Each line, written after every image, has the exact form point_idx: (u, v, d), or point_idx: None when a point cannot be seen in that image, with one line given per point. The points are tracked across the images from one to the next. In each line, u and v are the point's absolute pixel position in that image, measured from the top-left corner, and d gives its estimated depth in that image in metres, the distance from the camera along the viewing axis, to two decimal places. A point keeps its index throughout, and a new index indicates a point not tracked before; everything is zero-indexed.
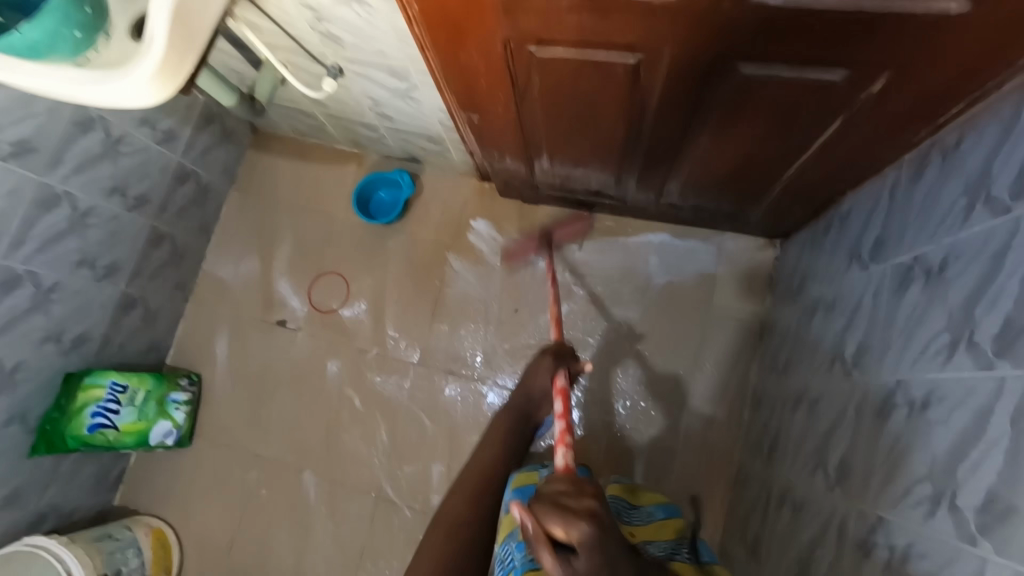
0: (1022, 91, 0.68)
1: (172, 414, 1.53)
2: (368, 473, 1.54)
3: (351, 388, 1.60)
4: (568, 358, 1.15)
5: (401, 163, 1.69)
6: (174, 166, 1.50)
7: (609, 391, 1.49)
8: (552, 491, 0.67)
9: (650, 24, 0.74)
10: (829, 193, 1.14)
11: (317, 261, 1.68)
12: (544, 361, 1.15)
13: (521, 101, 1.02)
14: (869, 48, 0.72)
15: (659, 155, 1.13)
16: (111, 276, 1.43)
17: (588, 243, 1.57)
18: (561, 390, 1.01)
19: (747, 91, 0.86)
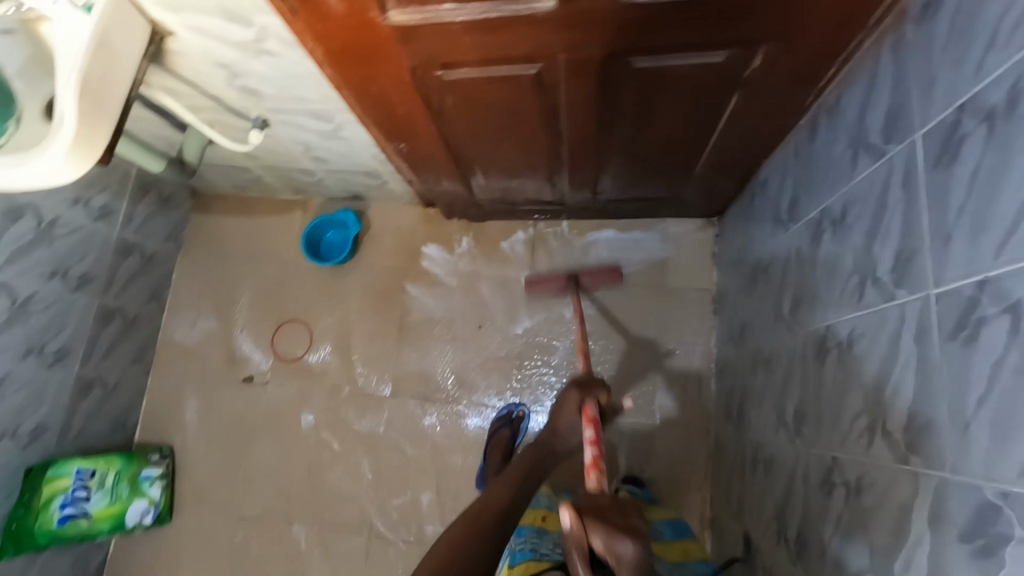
0: (876, 46, 0.75)
1: (147, 491, 1.49)
2: (358, 513, 1.52)
3: (329, 431, 1.58)
4: (596, 387, 1.11)
5: (345, 202, 1.71)
6: (114, 240, 1.49)
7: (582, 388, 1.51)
8: (596, 506, 0.71)
9: (539, 34, 0.79)
10: (747, 165, 1.20)
11: (276, 311, 1.68)
12: (570, 392, 1.11)
13: (442, 123, 1.06)
14: (739, 28, 0.78)
15: (584, 154, 1.18)
16: (62, 361, 1.40)
17: (539, 249, 1.61)
18: (592, 420, 1.02)
19: (645, 82, 0.91)
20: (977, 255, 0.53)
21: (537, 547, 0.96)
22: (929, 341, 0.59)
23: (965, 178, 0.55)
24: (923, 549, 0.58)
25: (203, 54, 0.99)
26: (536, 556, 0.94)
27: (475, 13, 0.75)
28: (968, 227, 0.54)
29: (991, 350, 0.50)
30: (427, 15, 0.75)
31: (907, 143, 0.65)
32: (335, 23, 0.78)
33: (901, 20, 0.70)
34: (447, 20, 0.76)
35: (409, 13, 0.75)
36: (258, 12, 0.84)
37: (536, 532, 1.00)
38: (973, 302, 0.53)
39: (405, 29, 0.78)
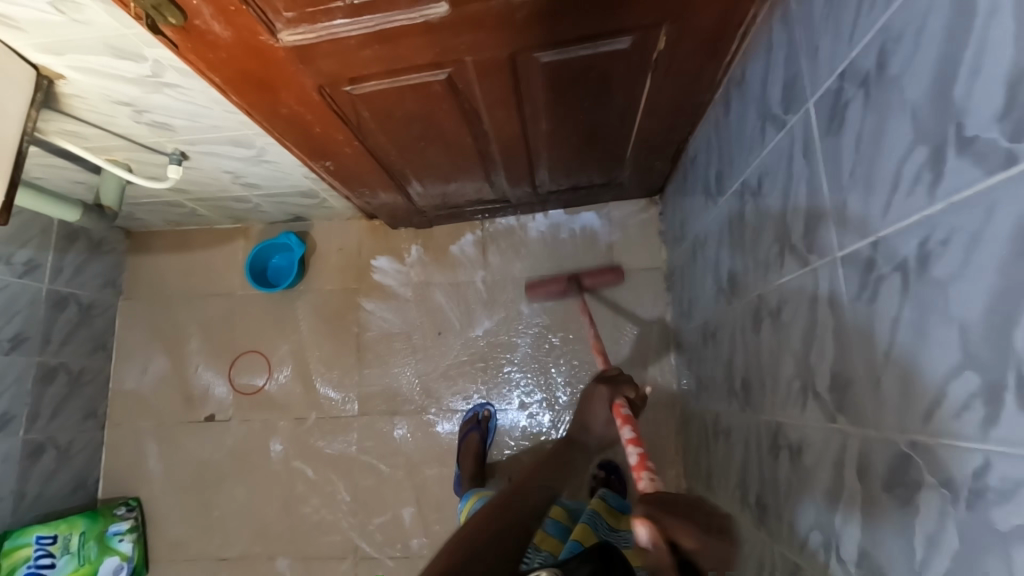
0: (768, 20, 0.77)
1: (117, 547, 1.45)
2: (340, 537, 1.50)
3: (299, 458, 1.56)
4: (624, 382, 1.04)
5: (287, 224, 1.67)
6: (45, 294, 1.42)
7: (547, 380, 1.52)
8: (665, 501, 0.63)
9: (438, 39, 0.78)
10: (675, 143, 1.22)
11: (230, 345, 1.63)
12: (600, 389, 1.03)
13: (364, 137, 1.05)
14: (636, 14, 0.79)
15: (514, 152, 1.19)
16: (6, 426, 1.33)
17: (489, 249, 1.61)
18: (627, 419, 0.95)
19: (557, 75, 0.92)
20: (869, 217, 0.55)
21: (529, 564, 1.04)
22: (840, 302, 0.61)
23: (851, 144, 0.57)
24: (856, 503, 0.60)
25: (101, 95, 0.95)
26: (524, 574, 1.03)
27: (369, 26, 0.73)
28: (859, 190, 0.56)
29: (889, 307, 0.52)
30: (321, 32, 0.73)
31: (803, 112, 0.67)
32: (227, 52, 0.75)
33: None
34: (342, 36, 0.74)
35: (302, 33, 0.73)
36: (146, 46, 0.81)
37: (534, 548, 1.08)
38: (871, 263, 0.55)
39: (300, 49, 0.76)
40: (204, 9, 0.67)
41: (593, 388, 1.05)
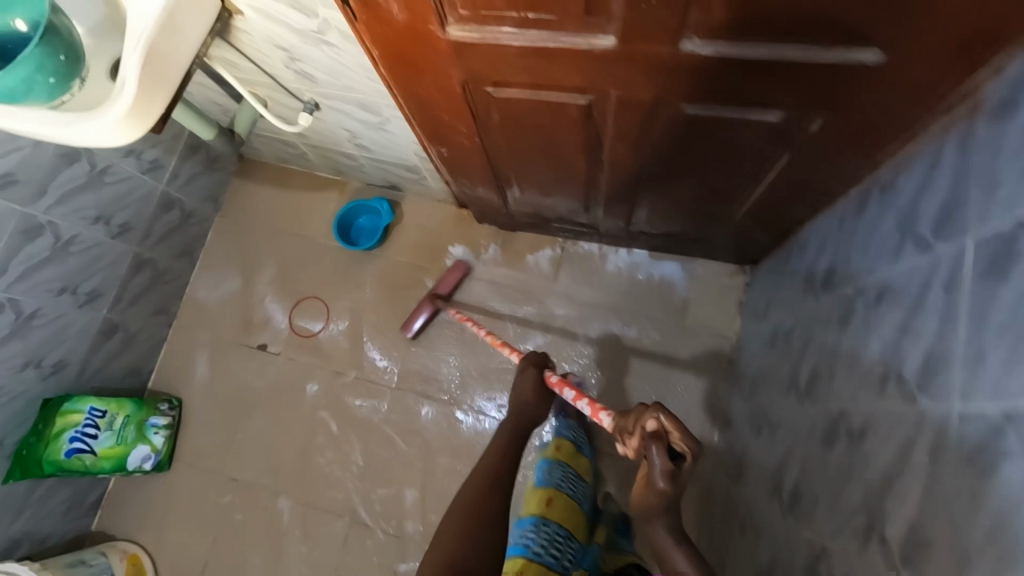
0: (942, 135, 0.71)
1: (150, 438, 1.55)
2: (342, 496, 1.54)
3: (328, 410, 1.62)
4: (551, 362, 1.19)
5: (381, 190, 1.73)
6: (158, 194, 1.54)
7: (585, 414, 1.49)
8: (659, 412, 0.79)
9: (592, 68, 0.78)
10: (787, 222, 1.17)
11: (298, 287, 1.71)
12: (530, 371, 1.16)
13: (485, 135, 1.06)
14: (799, 93, 0.76)
15: (622, 186, 1.17)
16: (93, 301, 1.45)
17: (563, 269, 1.60)
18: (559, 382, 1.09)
19: (694, 128, 0.89)
20: (1008, 383, 0.50)
21: (531, 543, 1.18)
22: (943, 457, 0.57)
23: (1010, 299, 0.52)
24: None
25: (266, 37, 1.02)
26: (531, 554, 1.16)
27: (533, 40, 0.74)
28: (1005, 351, 0.51)
29: (1008, 487, 0.48)
30: (485, 34, 0.75)
31: (958, 243, 0.62)
32: (395, 31, 0.78)
33: (974, 113, 0.66)
34: (504, 43, 0.76)
35: (468, 30, 0.75)
36: (323, 4, 0.85)
37: (540, 521, 1.22)
38: (997, 432, 0.50)
39: (461, 44, 0.77)
40: None
41: (522, 373, 1.18)
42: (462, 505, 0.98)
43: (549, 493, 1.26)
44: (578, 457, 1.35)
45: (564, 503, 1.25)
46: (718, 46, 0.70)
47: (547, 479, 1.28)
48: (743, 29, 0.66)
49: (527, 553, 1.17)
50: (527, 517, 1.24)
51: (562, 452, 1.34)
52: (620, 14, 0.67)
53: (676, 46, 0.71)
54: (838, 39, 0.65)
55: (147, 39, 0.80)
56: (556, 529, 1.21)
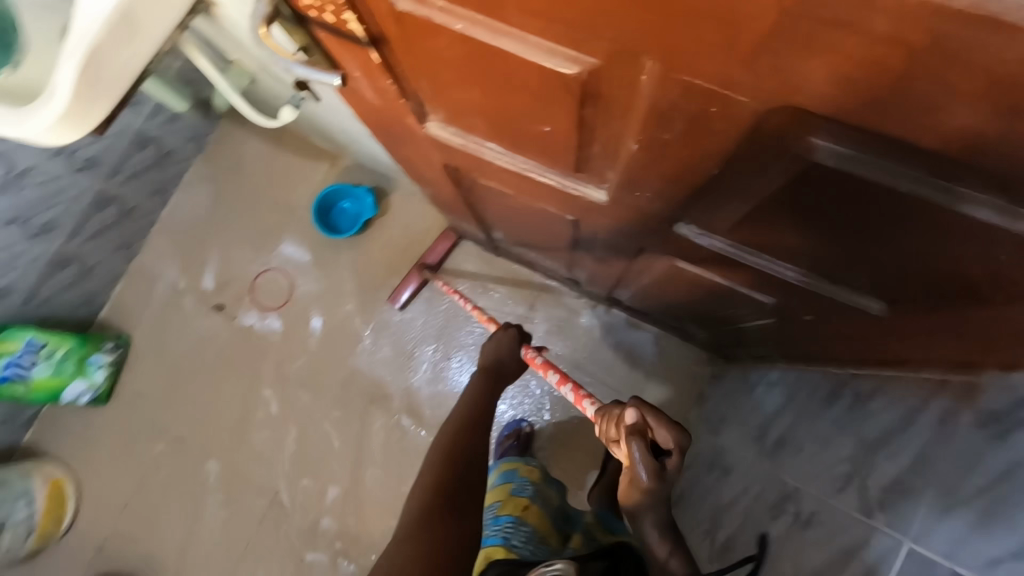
0: (926, 392, 0.65)
1: (91, 374, 1.55)
2: (268, 476, 1.56)
3: (271, 388, 1.60)
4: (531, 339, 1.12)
5: (371, 176, 1.64)
6: (133, 131, 1.42)
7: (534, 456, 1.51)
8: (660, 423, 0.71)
9: (581, 206, 0.68)
10: (762, 353, 1.11)
11: (268, 256, 1.65)
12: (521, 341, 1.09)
13: (470, 197, 0.97)
14: (796, 296, 0.68)
15: (604, 273, 1.10)
16: (45, 234, 1.37)
17: (537, 309, 1.54)
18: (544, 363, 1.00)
19: (683, 271, 0.81)
20: None
21: (510, 536, 0.93)
22: None
23: None
24: None
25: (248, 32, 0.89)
26: (508, 544, 0.90)
27: (518, 165, 0.64)
28: None
29: None
30: (467, 144, 0.65)
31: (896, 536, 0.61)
32: (371, 107, 0.67)
33: (966, 394, 0.59)
34: (487, 157, 0.66)
35: (448, 133, 0.64)
36: None
37: (512, 517, 0.98)
38: None
39: (441, 141, 0.67)
40: (363, 81, 0.59)
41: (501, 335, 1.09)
42: (430, 472, 0.90)
43: (522, 501, 1.04)
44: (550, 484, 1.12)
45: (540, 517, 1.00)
46: (715, 241, 0.61)
47: (522, 490, 1.09)
48: (744, 238, 0.57)
49: (502, 542, 0.91)
50: (503, 517, 0.99)
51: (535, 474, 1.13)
52: (612, 184, 0.57)
53: (669, 225, 0.62)
54: (846, 283, 0.57)
55: (91, 38, 0.68)
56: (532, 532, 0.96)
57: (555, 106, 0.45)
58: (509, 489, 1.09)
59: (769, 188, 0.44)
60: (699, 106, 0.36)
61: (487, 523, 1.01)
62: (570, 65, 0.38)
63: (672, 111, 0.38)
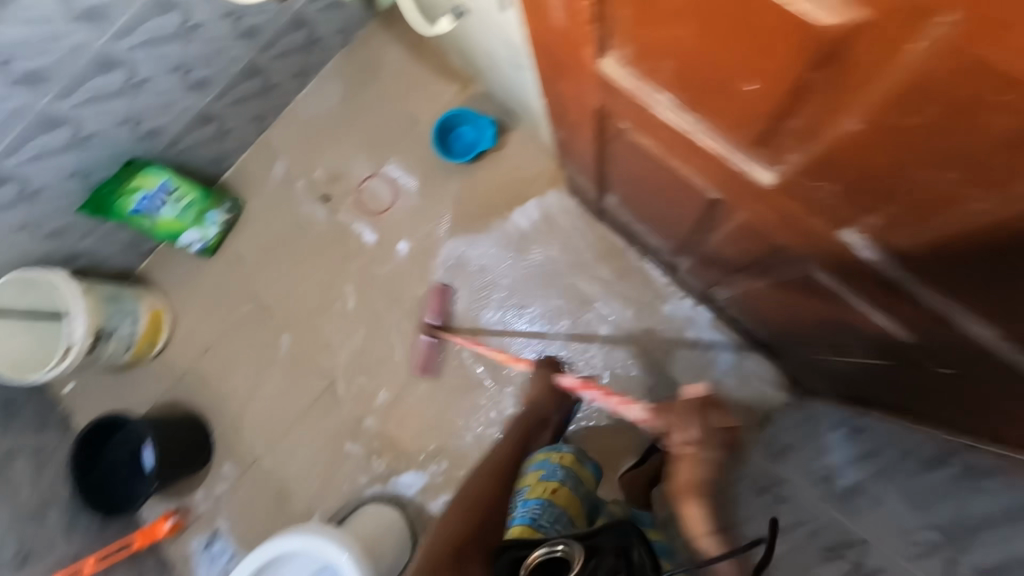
0: None
1: (204, 227, 1.69)
2: (330, 363, 1.67)
3: (353, 284, 1.69)
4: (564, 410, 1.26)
5: (497, 109, 1.63)
6: (293, 10, 1.48)
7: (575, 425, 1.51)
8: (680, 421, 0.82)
9: (737, 185, 0.64)
10: (858, 392, 1.04)
11: (381, 162, 1.71)
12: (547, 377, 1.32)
13: (604, 149, 0.94)
14: (947, 343, 0.61)
15: (713, 264, 1.05)
16: (199, 88, 1.48)
17: (622, 284, 1.51)
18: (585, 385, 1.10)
19: (812, 284, 0.76)
20: None
21: (538, 520, 1.03)
22: None
23: None
24: None
25: None
26: (534, 526, 1.01)
27: (687, 124, 0.61)
28: None
29: None
30: (641, 88, 0.62)
31: None
32: (551, 29, 0.65)
33: None
34: (656, 109, 0.63)
35: (624, 74, 0.62)
36: None
37: (542, 503, 1.06)
38: None
39: (610, 80, 0.65)
40: None
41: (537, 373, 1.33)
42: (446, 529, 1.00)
43: (553, 483, 1.10)
44: (584, 465, 1.16)
45: (570, 500, 1.08)
46: (882, 259, 0.56)
47: (552, 471, 1.13)
48: (923, 262, 0.52)
49: (530, 524, 1.02)
50: (531, 498, 1.07)
51: (567, 456, 1.15)
52: (791, 166, 0.53)
53: (834, 228, 0.57)
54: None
55: None
56: (561, 514, 1.05)
57: (776, 63, 0.43)
58: (538, 471, 1.13)
59: (1000, 204, 0.40)
60: (976, 84, 0.33)
61: (515, 503, 1.09)
62: (832, 12, 0.36)
63: (935, 84, 0.35)
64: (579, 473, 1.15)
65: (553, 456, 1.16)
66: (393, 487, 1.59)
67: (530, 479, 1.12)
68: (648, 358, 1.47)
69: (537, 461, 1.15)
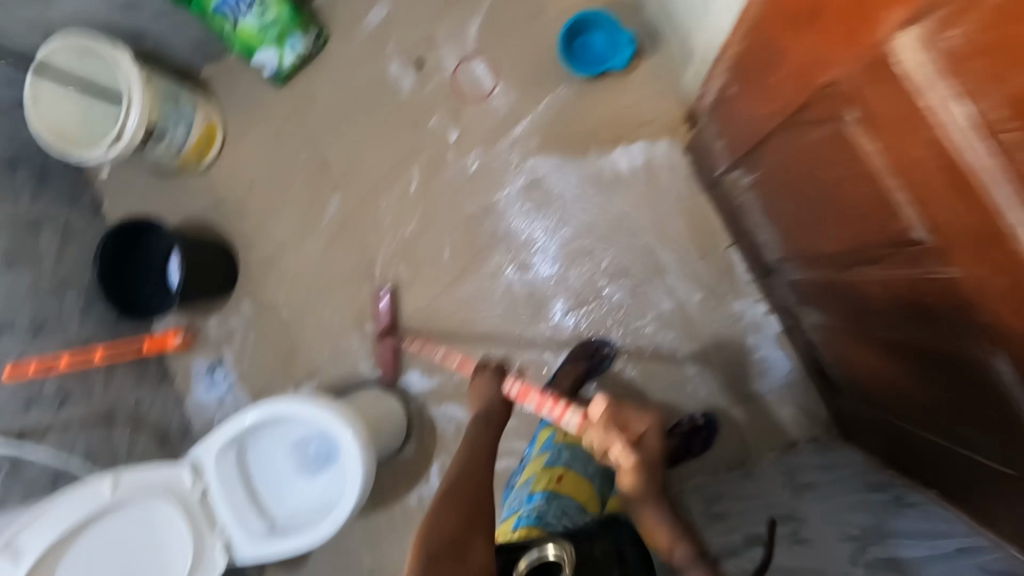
0: None
1: (282, 52, 1.53)
2: (375, 240, 1.59)
3: (421, 168, 1.57)
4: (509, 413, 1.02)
5: (639, 28, 1.42)
6: None
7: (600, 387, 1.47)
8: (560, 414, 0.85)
9: (976, 242, 0.53)
10: (924, 468, 0.98)
11: (490, 44, 1.52)
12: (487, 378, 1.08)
13: (782, 130, 0.80)
14: None
15: (833, 294, 0.95)
16: None
17: (700, 266, 1.41)
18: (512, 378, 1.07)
19: (968, 371, 0.67)
20: None
21: (542, 514, 1.03)
22: None
23: None
24: None
25: None
26: (537, 522, 1.01)
27: (963, 156, 0.49)
28: None
29: None
30: (927, 89, 0.49)
31: None
32: None
33: None
34: (930, 119, 0.51)
35: (915, 63, 0.49)
36: None
37: (549, 496, 1.07)
38: None
39: (891, 61, 0.52)
40: None
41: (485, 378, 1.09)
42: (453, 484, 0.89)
43: (558, 471, 1.11)
44: (588, 444, 1.18)
45: (576, 482, 1.09)
46: None
47: (558, 457, 1.14)
48: None
49: (535, 521, 1.02)
50: (536, 492, 1.09)
51: (570, 435, 1.17)
52: None
53: None
54: None
55: None
56: (566, 504, 1.06)
57: None
58: (545, 460, 1.15)
59: None
60: None
61: (522, 498, 1.10)
62: None
63: None
64: (584, 455, 1.16)
65: (561, 443, 1.17)
66: (401, 380, 1.59)
67: (537, 471, 1.14)
68: (696, 349, 1.40)
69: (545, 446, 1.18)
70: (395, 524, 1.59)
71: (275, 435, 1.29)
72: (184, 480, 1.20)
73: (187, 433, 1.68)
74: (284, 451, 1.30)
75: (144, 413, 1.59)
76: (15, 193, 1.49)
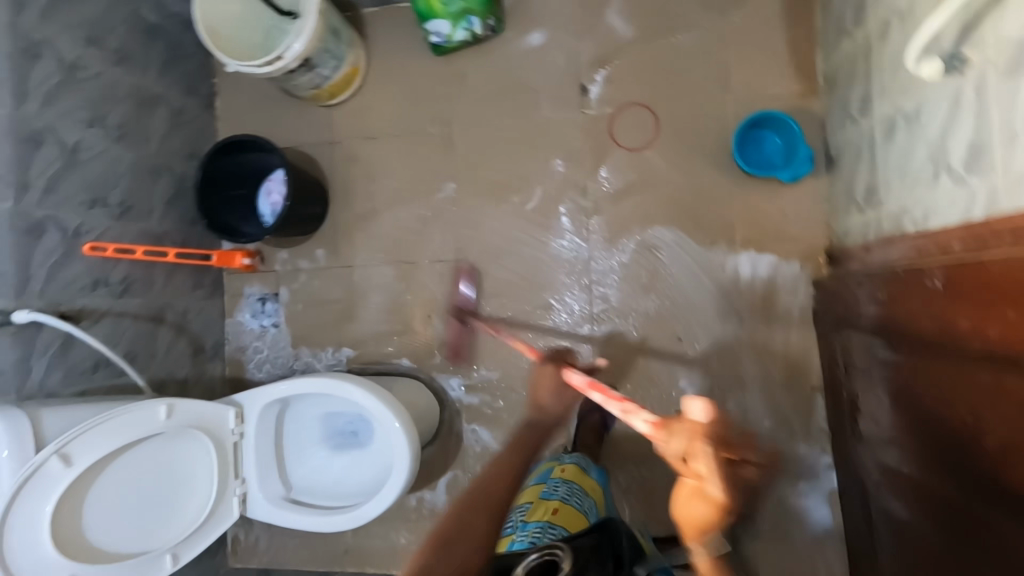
0: None
1: (457, 28, 1.46)
2: (472, 241, 1.55)
3: (545, 190, 1.52)
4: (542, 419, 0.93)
5: (815, 146, 1.38)
6: None
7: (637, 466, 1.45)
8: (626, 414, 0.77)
9: None
10: None
11: (662, 99, 1.47)
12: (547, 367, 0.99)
13: (987, 357, 0.77)
14: None
15: (931, 506, 0.92)
16: None
17: (781, 394, 1.38)
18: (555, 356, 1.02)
19: None
20: None
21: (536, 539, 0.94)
22: None
23: None
24: None
25: None
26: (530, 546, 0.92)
27: None
28: None
29: None
30: None
31: None
32: None
33: None
34: None
35: None
36: None
37: (545, 523, 0.98)
38: None
39: None
40: None
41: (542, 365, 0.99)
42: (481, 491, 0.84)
43: (553, 501, 1.03)
44: (586, 475, 1.15)
45: (572, 513, 1.01)
46: None
47: (554, 486, 1.09)
48: None
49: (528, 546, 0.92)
50: (531, 520, 1.00)
51: (568, 470, 1.14)
52: None
53: None
54: None
55: None
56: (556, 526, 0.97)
57: None
58: (540, 489, 1.09)
59: None
60: None
61: (517, 526, 1.01)
62: None
63: None
64: (581, 487, 1.11)
65: (557, 473, 1.14)
66: (444, 382, 1.56)
67: (532, 501, 1.06)
68: None
69: (540, 476, 1.15)
70: (387, 516, 1.57)
71: (319, 403, 1.26)
72: (227, 422, 1.18)
73: (218, 350, 1.65)
74: (319, 420, 1.27)
75: (189, 320, 1.56)
76: (147, 62, 1.44)
